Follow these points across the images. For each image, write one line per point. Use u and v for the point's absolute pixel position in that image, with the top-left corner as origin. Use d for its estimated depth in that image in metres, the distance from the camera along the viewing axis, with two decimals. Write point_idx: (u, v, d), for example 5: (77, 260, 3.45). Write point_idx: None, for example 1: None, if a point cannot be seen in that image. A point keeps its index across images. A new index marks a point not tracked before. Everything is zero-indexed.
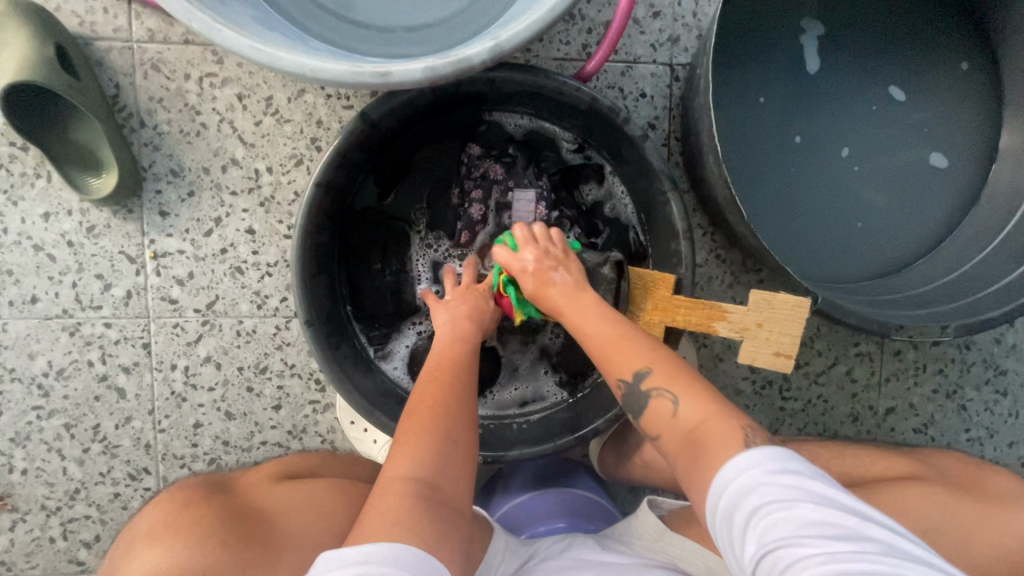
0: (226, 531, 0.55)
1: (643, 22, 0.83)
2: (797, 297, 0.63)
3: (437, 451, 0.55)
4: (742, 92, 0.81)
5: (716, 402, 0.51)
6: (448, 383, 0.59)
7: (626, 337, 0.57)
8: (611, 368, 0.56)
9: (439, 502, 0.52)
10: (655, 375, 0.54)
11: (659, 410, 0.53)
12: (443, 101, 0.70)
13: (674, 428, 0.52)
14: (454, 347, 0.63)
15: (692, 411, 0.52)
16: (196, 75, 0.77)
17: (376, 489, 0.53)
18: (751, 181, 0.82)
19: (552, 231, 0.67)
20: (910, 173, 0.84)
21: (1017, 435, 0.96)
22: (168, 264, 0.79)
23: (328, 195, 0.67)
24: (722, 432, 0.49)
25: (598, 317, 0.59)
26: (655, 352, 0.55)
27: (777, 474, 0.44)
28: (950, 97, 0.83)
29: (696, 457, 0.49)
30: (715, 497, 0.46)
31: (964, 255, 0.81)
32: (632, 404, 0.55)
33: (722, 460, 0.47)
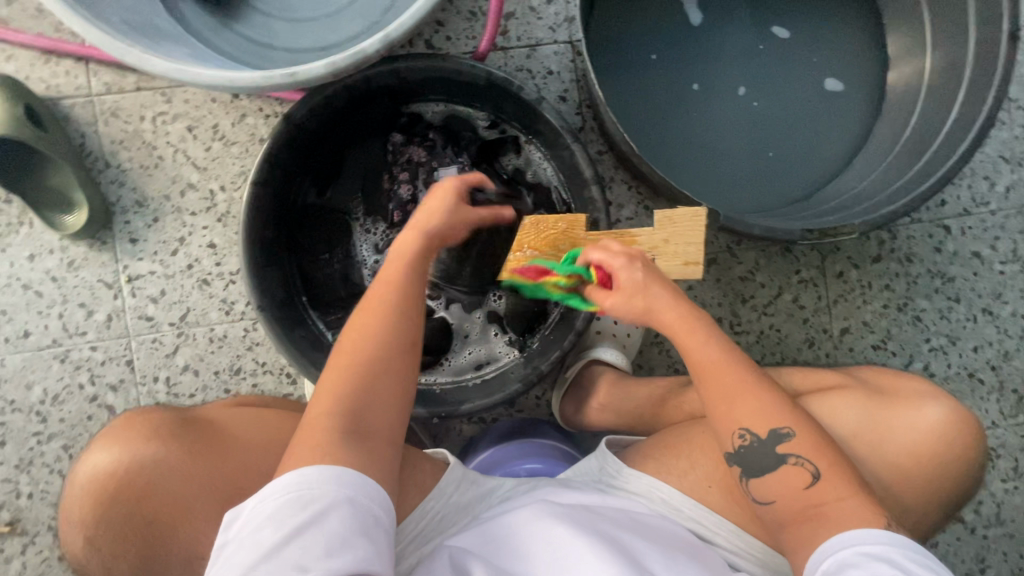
0: (181, 432, 0.59)
1: (539, 9, 0.92)
2: (694, 209, 0.71)
3: (361, 390, 0.58)
4: (637, 53, 0.88)
5: (828, 464, 0.57)
6: (376, 319, 0.62)
7: (743, 384, 0.60)
8: (728, 413, 0.60)
9: (360, 433, 0.56)
10: (796, 440, 0.58)
11: (792, 476, 0.58)
12: (358, 98, 0.78)
13: (797, 501, 0.57)
14: (383, 282, 0.65)
15: (823, 484, 0.57)
16: (150, 115, 0.87)
17: (305, 423, 0.57)
18: (659, 131, 0.88)
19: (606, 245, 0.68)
20: (809, 100, 0.89)
21: (979, 338, 0.97)
22: (141, 285, 0.87)
23: (267, 193, 0.75)
24: (851, 513, 0.55)
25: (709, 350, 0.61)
26: (790, 413, 0.59)
27: (910, 563, 0.51)
28: (832, 27, 0.89)
29: (812, 527, 0.56)
30: (831, 550, 0.53)
31: (872, 167, 0.84)
32: (754, 462, 0.59)
33: (855, 528, 0.54)
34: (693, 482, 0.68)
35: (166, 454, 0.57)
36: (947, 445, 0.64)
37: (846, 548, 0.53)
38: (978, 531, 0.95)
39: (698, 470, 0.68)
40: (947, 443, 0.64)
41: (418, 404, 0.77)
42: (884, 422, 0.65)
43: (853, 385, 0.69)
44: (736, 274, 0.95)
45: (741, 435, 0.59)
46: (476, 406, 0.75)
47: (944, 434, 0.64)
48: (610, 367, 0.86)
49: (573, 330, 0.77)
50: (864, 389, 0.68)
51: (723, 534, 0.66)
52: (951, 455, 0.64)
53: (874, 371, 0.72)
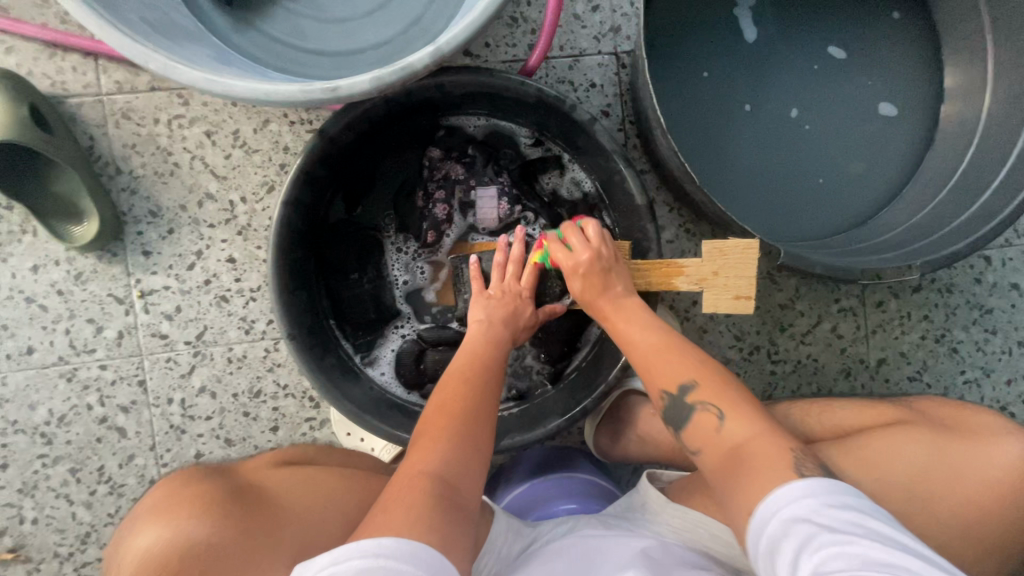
0: (233, 512, 0.53)
1: (583, 17, 0.87)
2: (745, 241, 0.66)
3: (462, 450, 0.55)
4: (686, 69, 0.84)
5: (763, 423, 0.54)
6: (476, 383, 0.61)
7: (663, 345, 0.60)
8: (650, 374, 0.60)
9: (455, 502, 0.51)
10: (701, 389, 0.57)
11: (703, 423, 0.56)
12: (397, 111, 0.73)
13: (719, 444, 0.54)
14: (484, 345, 0.65)
15: (736, 429, 0.54)
16: (165, 118, 0.81)
17: (397, 481, 0.53)
18: (707, 153, 0.84)
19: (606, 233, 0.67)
20: (862, 125, 0.86)
21: (1014, 371, 0.96)
22: (155, 301, 0.82)
23: (298, 212, 0.70)
24: (767, 455, 0.51)
25: (640, 324, 0.62)
26: (701, 365, 0.59)
27: (833, 509, 0.45)
28: (889, 48, 0.86)
29: (739, 476, 0.51)
30: (762, 523, 0.47)
31: (925, 200, 0.81)
32: (673, 415, 0.58)
33: (774, 488, 0.48)
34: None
35: (224, 530, 0.50)
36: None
37: (773, 516, 0.47)
38: None
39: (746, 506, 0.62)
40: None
41: None
42: (958, 460, 0.60)
43: (917, 421, 0.65)
44: (776, 301, 0.92)
45: (663, 397, 0.59)
46: (515, 442, 0.72)
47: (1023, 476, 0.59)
48: (648, 398, 0.81)
49: (618, 366, 0.73)
50: (933, 425, 0.64)
51: None
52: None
53: (942, 407, 0.67)
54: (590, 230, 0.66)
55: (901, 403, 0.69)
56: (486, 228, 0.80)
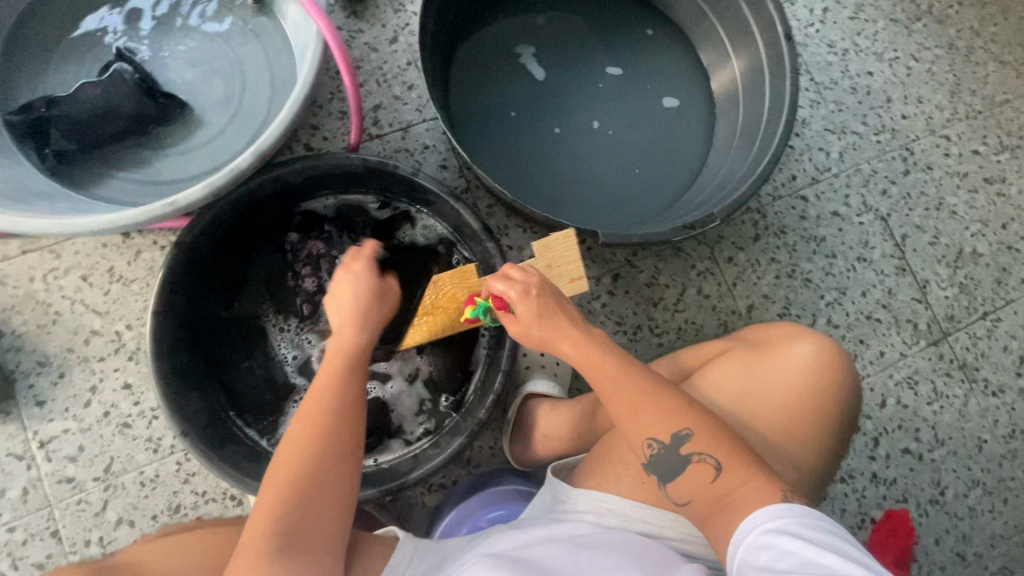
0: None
1: (403, 96, 1.02)
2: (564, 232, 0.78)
3: (306, 492, 0.55)
4: (497, 113, 0.98)
5: (753, 469, 0.60)
6: (320, 414, 0.59)
7: (655, 396, 0.64)
8: (636, 427, 0.64)
9: (299, 550, 0.53)
10: (695, 439, 0.62)
11: (701, 472, 0.61)
12: (247, 209, 0.82)
13: (708, 493, 0.61)
14: (333, 369, 0.63)
15: (727, 476, 0.60)
16: (40, 274, 0.87)
17: (247, 529, 0.54)
18: (534, 175, 0.97)
19: (515, 274, 0.70)
20: (654, 119, 1.02)
21: (862, 284, 1.09)
22: (56, 447, 0.83)
23: (172, 319, 0.76)
24: (752, 498, 0.58)
25: (620, 379, 0.66)
26: (695, 414, 0.63)
27: (805, 528, 0.54)
28: (654, 57, 1.04)
29: (726, 515, 0.59)
30: (744, 536, 0.56)
31: (720, 162, 0.96)
32: (665, 463, 0.63)
33: (756, 511, 0.57)
34: (631, 486, 0.68)
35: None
36: (826, 375, 0.68)
37: (756, 531, 0.56)
38: (915, 454, 1.05)
39: (632, 472, 0.68)
40: (824, 373, 0.68)
41: (369, 485, 0.77)
42: (765, 370, 0.69)
43: (738, 348, 0.74)
44: (641, 281, 1.03)
45: (650, 445, 0.63)
46: (424, 472, 0.76)
47: (819, 368, 0.68)
48: (545, 397, 0.87)
49: (500, 372, 0.80)
50: (747, 347, 0.74)
51: (668, 525, 0.67)
52: (832, 383, 0.68)
53: (754, 331, 0.77)
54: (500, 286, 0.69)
55: (730, 336, 0.79)
56: None
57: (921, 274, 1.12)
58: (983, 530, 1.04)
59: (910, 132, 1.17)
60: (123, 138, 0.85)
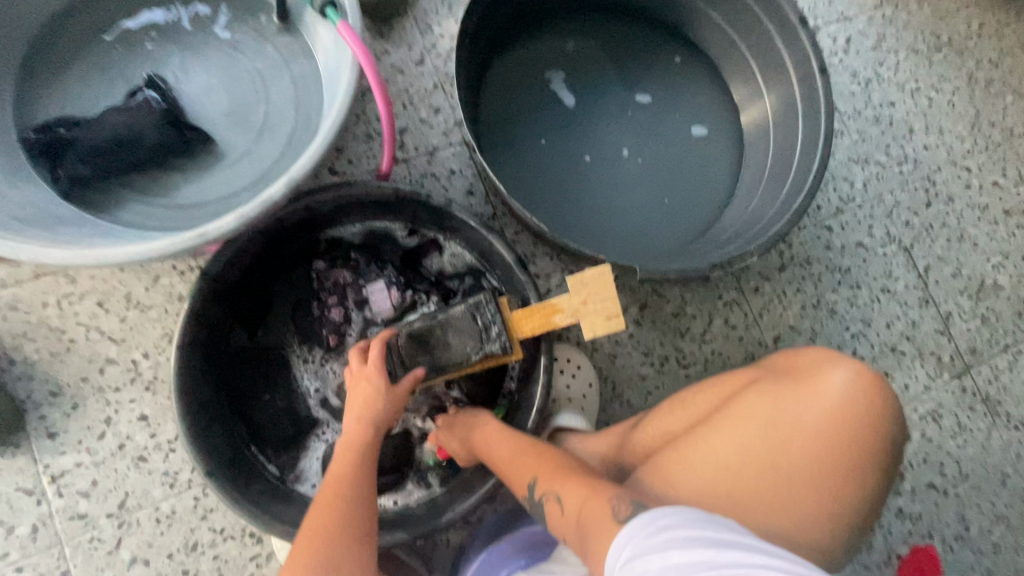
0: None
1: (429, 119, 1.00)
2: (600, 267, 0.75)
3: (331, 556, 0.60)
4: (527, 139, 0.97)
5: (594, 487, 0.61)
6: (341, 488, 0.66)
7: (518, 450, 0.70)
8: (512, 482, 0.69)
9: None
10: (540, 479, 0.66)
11: (551, 508, 0.64)
12: (274, 238, 0.81)
13: (567, 523, 0.61)
14: (347, 452, 0.70)
15: (574, 501, 0.61)
16: (53, 299, 0.84)
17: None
18: (563, 203, 0.95)
19: (456, 418, 0.79)
20: (684, 148, 1.01)
21: (886, 315, 1.08)
22: (67, 481, 0.80)
23: (195, 352, 0.73)
24: (599, 511, 0.57)
25: (498, 444, 0.72)
26: (543, 460, 0.68)
27: (650, 536, 0.50)
28: (682, 84, 1.03)
29: (585, 535, 0.56)
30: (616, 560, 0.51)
31: (750, 195, 0.94)
32: (539, 512, 0.66)
33: (609, 544, 0.53)
34: None
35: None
36: (859, 404, 0.64)
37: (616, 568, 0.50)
38: (939, 490, 1.04)
39: None
40: (863, 399, 0.64)
41: (398, 528, 0.75)
42: (793, 403, 0.65)
43: (764, 378, 0.70)
44: (669, 311, 1.01)
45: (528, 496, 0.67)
46: (456, 512, 0.75)
47: (852, 399, 0.64)
48: (574, 431, 0.86)
49: (533, 412, 0.80)
50: (772, 377, 0.69)
51: None
52: (866, 413, 0.64)
53: (782, 357, 0.73)
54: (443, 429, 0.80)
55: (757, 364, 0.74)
56: (384, 317, 0.85)
57: (944, 306, 1.11)
58: (1008, 566, 1.03)
59: (932, 163, 1.17)
60: (141, 168, 0.82)
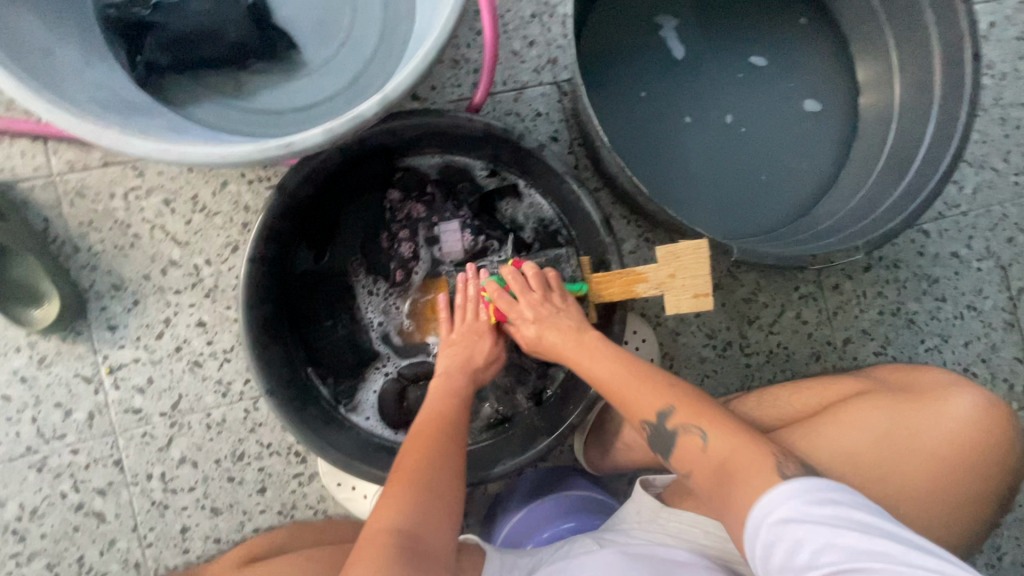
0: None
1: (522, 52, 0.92)
2: (696, 241, 0.69)
3: (424, 501, 0.56)
4: (625, 90, 0.89)
5: (743, 436, 0.57)
6: (437, 432, 0.62)
7: (634, 377, 0.62)
8: (626, 408, 0.62)
9: (419, 555, 0.53)
10: (680, 410, 0.59)
11: (688, 445, 0.58)
12: (351, 159, 0.75)
13: (705, 462, 0.57)
14: (446, 400, 0.66)
15: (719, 442, 0.57)
16: (121, 191, 0.81)
17: (362, 540, 0.54)
18: (654, 165, 0.88)
19: (548, 274, 0.71)
20: (793, 123, 0.92)
21: (967, 334, 1.02)
22: (125, 375, 0.80)
23: (265, 267, 0.70)
24: (753, 466, 0.54)
25: (602, 359, 0.64)
26: (675, 389, 0.61)
27: (814, 506, 0.50)
28: (802, 50, 0.93)
29: (731, 487, 0.54)
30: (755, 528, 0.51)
31: (859, 185, 0.87)
32: (659, 442, 0.60)
33: (763, 494, 0.52)
34: None
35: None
36: (984, 434, 0.62)
37: (764, 520, 0.51)
38: None
39: None
40: (985, 430, 0.62)
41: None
42: (917, 420, 0.63)
43: (880, 390, 0.67)
44: (740, 296, 0.96)
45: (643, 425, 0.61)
46: (508, 467, 0.72)
47: (978, 429, 0.62)
48: None
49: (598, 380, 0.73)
50: (891, 391, 0.67)
51: None
52: (989, 445, 0.62)
53: (894, 371, 0.71)
54: (528, 271, 0.71)
55: (865, 374, 0.72)
56: (453, 260, 0.82)
57: None
58: None
59: None
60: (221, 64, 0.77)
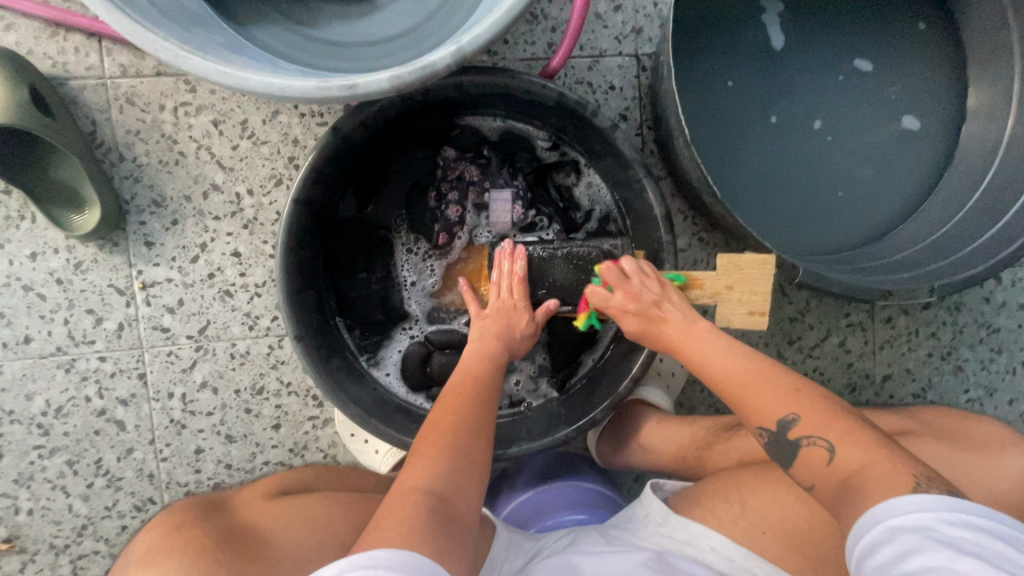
0: (217, 549, 0.54)
1: (605, 16, 0.84)
2: (761, 255, 0.64)
3: (454, 462, 0.54)
4: (710, 77, 0.82)
5: (869, 441, 0.48)
6: (468, 397, 0.60)
7: (761, 372, 0.55)
8: (744, 409, 0.54)
9: (450, 517, 0.51)
10: (802, 419, 0.51)
11: (812, 457, 0.50)
12: (411, 111, 0.71)
13: (832, 477, 0.49)
14: (479, 362, 0.65)
15: (849, 455, 0.49)
16: (171, 105, 0.79)
17: (392, 497, 0.53)
18: (727, 163, 0.82)
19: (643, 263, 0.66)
20: (885, 141, 0.83)
21: (1017, 391, 0.95)
22: (156, 293, 0.80)
23: (309, 210, 0.68)
24: (891, 478, 0.46)
25: (720, 352, 0.57)
26: (798, 393, 0.52)
27: (950, 524, 0.42)
28: (915, 58, 0.83)
29: (851, 504, 0.46)
30: (870, 524, 0.44)
31: (941, 220, 0.80)
32: (777, 453, 0.53)
33: (881, 500, 0.45)
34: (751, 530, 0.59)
35: (216, 575, 0.51)
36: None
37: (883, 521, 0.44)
38: None
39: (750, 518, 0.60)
40: None
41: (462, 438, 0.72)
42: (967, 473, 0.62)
43: (926, 434, 0.67)
44: (786, 313, 0.92)
45: (760, 433, 0.53)
46: (523, 449, 0.70)
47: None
48: (655, 408, 0.81)
49: (628, 377, 0.71)
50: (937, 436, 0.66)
51: None
52: None
53: (948, 423, 0.69)
54: (626, 264, 0.65)
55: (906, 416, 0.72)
56: (501, 230, 0.79)
57: None
58: None
59: None
60: None
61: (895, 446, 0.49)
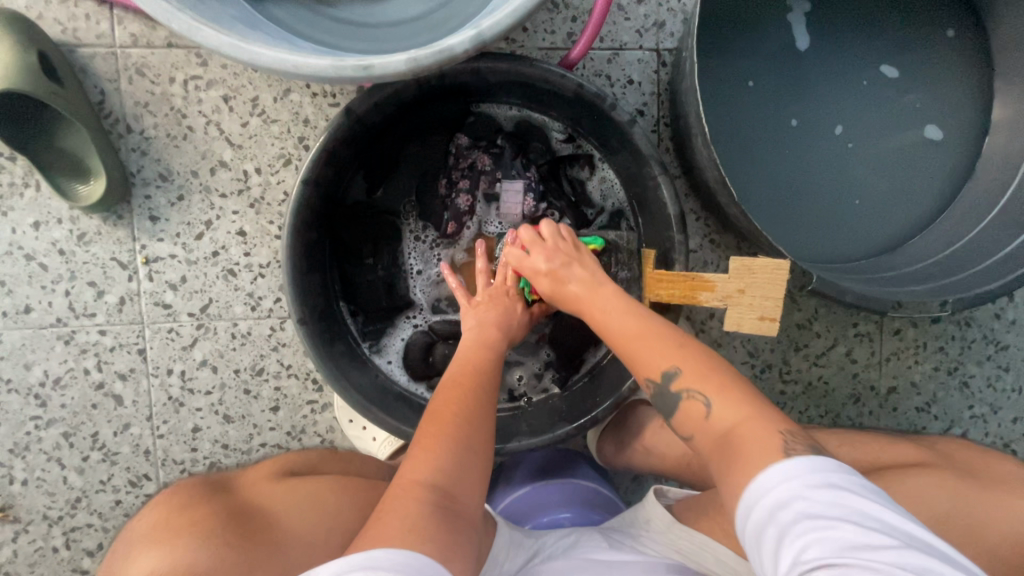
0: (223, 527, 0.53)
1: (628, 8, 0.83)
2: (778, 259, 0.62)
3: (457, 455, 0.54)
4: (731, 75, 0.81)
5: (744, 398, 0.49)
6: (471, 388, 0.59)
7: (645, 328, 0.56)
8: (635, 365, 0.55)
9: (452, 511, 0.51)
10: (685, 373, 0.52)
11: (691, 410, 0.51)
12: (423, 96, 0.70)
13: (706, 432, 0.49)
14: (479, 352, 0.64)
15: (722, 408, 0.49)
16: (182, 78, 0.77)
17: (393, 490, 0.52)
18: (743, 165, 0.81)
19: (561, 229, 0.67)
20: (906, 149, 0.82)
21: (1021, 410, 0.94)
22: (159, 268, 0.79)
23: (317, 191, 0.66)
24: (758, 436, 0.46)
25: (617, 309, 0.58)
26: (683, 348, 0.53)
27: (815, 489, 0.41)
28: (941, 67, 0.81)
29: (726, 457, 0.47)
30: (750, 507, 0.43)
31: (958, 233, 0.78)
32: (660, 405, 0.53)
33: (757, 471, 0.44)
34: None
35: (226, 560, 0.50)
36: None
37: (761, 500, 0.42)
38: None
39: None
40: None
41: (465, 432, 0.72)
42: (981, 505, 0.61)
43: (942, 465, 0.65)
44: (794, 320, 0.91)
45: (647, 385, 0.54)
46: (523, 444, 0.69)
47: None
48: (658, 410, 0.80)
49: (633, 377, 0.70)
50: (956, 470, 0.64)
51: None
52: None
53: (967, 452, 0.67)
54: (543, 229, 0.66)
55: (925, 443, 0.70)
56: (511, 221, 0.78)
57: None
58: None
59: None
60: None
61: (762, 399, 0.50)
